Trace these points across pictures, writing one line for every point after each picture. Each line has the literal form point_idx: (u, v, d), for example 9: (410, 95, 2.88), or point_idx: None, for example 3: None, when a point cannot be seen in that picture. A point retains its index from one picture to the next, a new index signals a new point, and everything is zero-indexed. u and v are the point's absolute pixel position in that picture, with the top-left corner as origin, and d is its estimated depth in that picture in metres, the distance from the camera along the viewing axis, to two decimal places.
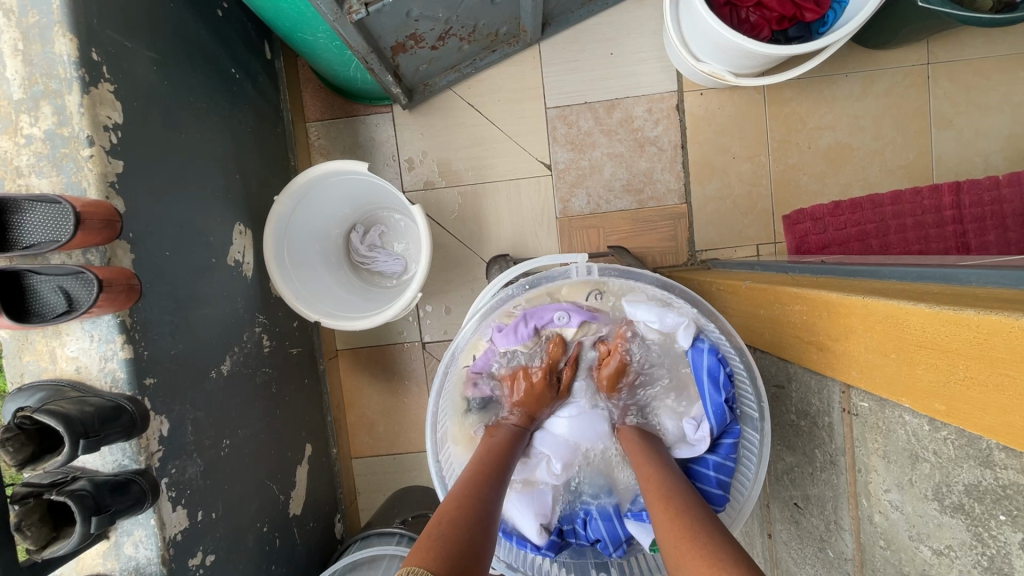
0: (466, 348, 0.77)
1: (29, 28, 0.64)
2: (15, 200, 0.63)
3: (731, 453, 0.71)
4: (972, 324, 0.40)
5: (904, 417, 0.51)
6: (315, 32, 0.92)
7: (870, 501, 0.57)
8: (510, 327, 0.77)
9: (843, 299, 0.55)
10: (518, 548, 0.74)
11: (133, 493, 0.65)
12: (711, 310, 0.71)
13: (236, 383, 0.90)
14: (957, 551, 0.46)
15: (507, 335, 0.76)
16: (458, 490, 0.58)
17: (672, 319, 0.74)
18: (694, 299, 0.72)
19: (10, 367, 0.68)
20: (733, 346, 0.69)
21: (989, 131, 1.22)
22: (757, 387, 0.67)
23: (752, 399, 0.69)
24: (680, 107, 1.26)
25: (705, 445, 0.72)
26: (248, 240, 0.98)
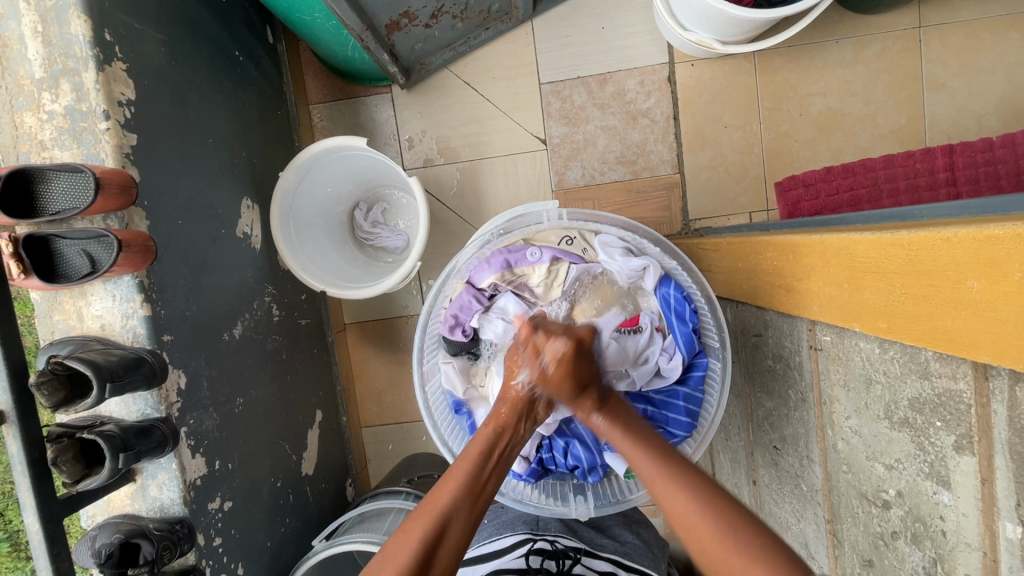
0: (447, 289, 0.81)
1: (47, 11, 0.69)
2: (40, 170, 0.69)
3: (699, 384, 0.76)
4: (905, 243, 0.43)
5: (859, 344, 0.54)
6: (312, 11, 0.96)
7: (834, 430, 0.61)
8: (484, 265, 0.78)
9: (806, 239, 0.58)
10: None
11: (155, 437, 0.71)
12: (674, 250, 0.76)
13: (247, 346, 0.96)
14: (905, 463, 0.50)
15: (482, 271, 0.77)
16: (440, 495, 0.60)
17: (638, 262, 0.75)
18: (655, 238, 0.77)
19: (42, 326, 0.74)
20: (697, 285, 0.75)
21: (982, 92, 1.23)
22: (717, 318, 0.74)
23: (713, 331, 0.75)
24: (671, 78, 1.28)
25: (676, 374, 0.76)
26: (255, 214, 1.04)
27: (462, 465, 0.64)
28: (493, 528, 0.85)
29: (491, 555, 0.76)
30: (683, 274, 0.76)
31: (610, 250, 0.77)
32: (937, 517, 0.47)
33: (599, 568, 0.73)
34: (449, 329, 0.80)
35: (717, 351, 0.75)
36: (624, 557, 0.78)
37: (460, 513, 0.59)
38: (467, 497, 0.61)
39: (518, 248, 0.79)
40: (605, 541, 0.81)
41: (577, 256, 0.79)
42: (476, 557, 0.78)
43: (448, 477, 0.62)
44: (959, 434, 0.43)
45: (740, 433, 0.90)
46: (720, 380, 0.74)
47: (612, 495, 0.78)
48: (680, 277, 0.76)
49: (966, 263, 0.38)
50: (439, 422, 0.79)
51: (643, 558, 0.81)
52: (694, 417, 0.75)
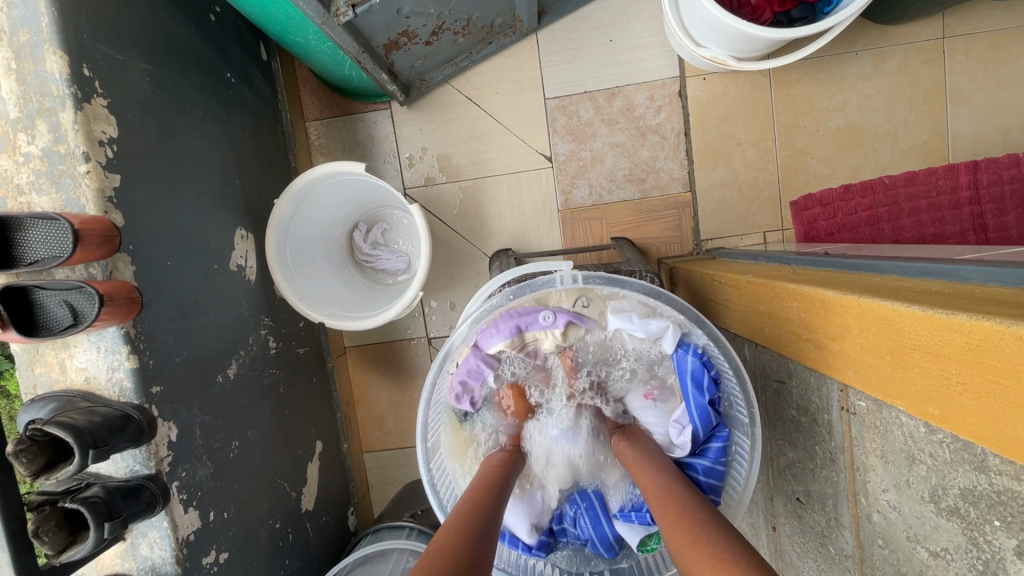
0: (454, 356, 0.76)
1: (20, 47, 0.65)
2: (17, 217, 0.64)
3: (720, 456, 0.69)
4: (964, 329, 0.38)
5: (901, 418, 0.50)
6: (306, 34, 0.91)
7: (869, 500, 0.57)
8: (492, 330, 0.74)
9: (839, 297, 0.54)
10: (509, 550, 0.74)
11: (144, 498, 0.67)
12: (696, 316, 0.70)
13: (243, 385, 0.92)
14: (954, 554, 0.46)
15: (490, 337, 0.74)
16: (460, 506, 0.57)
17: (657, 327, 0.72)
18: (677, 302, 0.71)
19: (23, 379, 0.70)
20: (722, 351, 0.69)
21: (1008, 106, 1.17)
22: (743, 387, 0.68)
23: (740, 404, 0.69)
24: (682, 93, 1.23)
25: (690, 449, 0.70)
26: (250, 244, 1.00)
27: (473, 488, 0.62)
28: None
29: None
30: (707, 342, 0.71)
31: (627, 315, 0.72)
32: None
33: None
34: (456, 398, 0.76)
35: (744, 425, 0.69)
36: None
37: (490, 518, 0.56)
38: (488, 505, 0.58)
39: (529, 311, 0.74)
40: None
41: (591, 321, 0.76)
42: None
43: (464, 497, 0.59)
44: (1021, 539, 0.39)
45: (758, 476, 0.86)
46: (749, 456, 0.69)
47: (630, 574, 0.73)
48: (703, 344, 0.71)
49: None
50: (446, 501, 0.73)
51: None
52: (716, 493, 0.69)
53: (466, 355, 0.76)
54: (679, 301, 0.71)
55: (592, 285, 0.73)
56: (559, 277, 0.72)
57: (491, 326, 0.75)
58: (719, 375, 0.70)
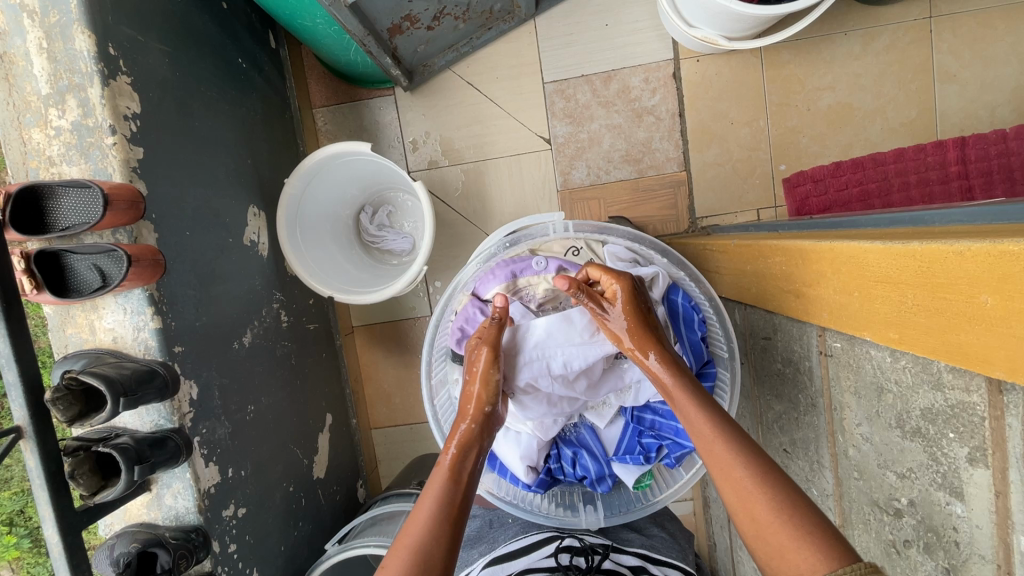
0: (453, 302, 0.80)
1: (51, 27, 0.70)
2: (50, 186, 0.70)
3: (708, 395, 0.75)
4: (916, 255, 0.43)
5: (870, 352, 0.53)
6: (315, 17, 0.96)
7: (845, 437, 0.61)
8: (489, 274, 0.78)
9: (814, 245, 0.58)
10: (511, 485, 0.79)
11: (169, 448, 0.72)
12: (680, 260, 0.76)
13: (257, 354, 0.96)
14: (917, 473, 0.50)
15: (487, 280, 0.78)
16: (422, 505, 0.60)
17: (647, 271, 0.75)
18: (660, 248, 0.77)
19: (55, 339, 0.75)
20: (704, 293, 0.75)
21: (995, 83, 1.20)
22: (726, 328, 0.73)
23: (722, 340, 0.74)
24: (677, 75, 1.27)
25: None
26: (262, 221, 1.04)
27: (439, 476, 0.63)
28: (518, 527, 0.85)
29: (517, 550, 0.75)
30: (691, 283, 0.76)
31: (618, 261, 0.76)
32: (950, 528, 0.47)
33: (627, 563, 0.73)
34: (456, 342, 0.78)
35: (725, 360, 0.74)
36: (650, 550, 0.77)
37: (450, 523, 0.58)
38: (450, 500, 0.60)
39: (523, 258, 0.79)
40: (631, 536, 0.81)
41: (583, 267, 0.78)
42: (503, 553, 0.76)
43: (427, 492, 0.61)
44: (972, 446, 0.43)
45: (749, 434, 0.90)
46: (729, 390, 0.74)
47: (622, 504, 0.78)
48: (688, 287, 0.76)
49: (981, 277, 0.37)
50: (449, 436, 0.79)
51: (671, 550, 0.80)
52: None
53: (465, 303, 0.79)
54: (662, 246, 0.77)
55: (582, 234, 0.79)
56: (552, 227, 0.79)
57: (489, 273, 0.79)
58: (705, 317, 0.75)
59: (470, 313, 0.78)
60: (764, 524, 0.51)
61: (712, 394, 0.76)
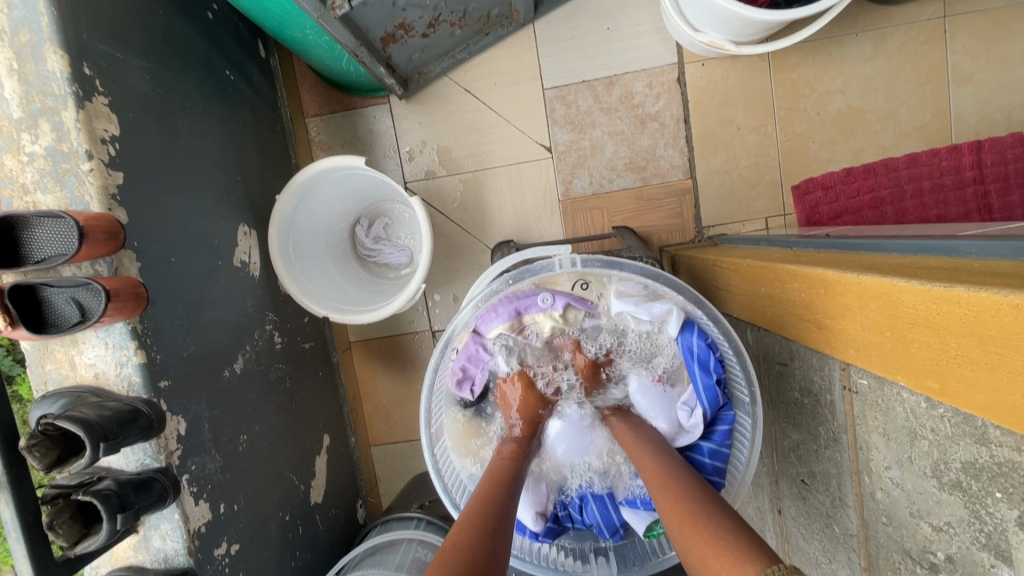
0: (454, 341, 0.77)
1: (21, 47, 0.65)
2: (23, 217, 0.65)
3: (726, 439, 0.71)
4: (961, 301, 0.39)
5: (902, 395, 0.50)
6: (304, 29, 0.92)
7: (872, 478, 0.57)
8: (492, 312, 0.75)
9: (839, 276, 0.54)
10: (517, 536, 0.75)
11: (155, 490, 0.69)
12: (696, 297, 0.72)
13: (249, 380, 0.93)
14: (956, 528, 0.46)
15: (489, 320, 0.75)
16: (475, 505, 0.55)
17: (659, 309, 0.72)
18: (675, 284, 0.73)
19: (33, 376, 0.71)
20: (722, 331, 0.71)
21: (1012, 85, 1.16)
22: (745, 370, 0.69)
23: (742, 383, 0.70)
24: (681, 79, 1.23)
25: (700, 431, 0.70)
26: (253, 241, 1.00)
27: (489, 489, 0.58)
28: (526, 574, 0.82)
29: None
30: (708, 322, 0.72)
31: (628, 299, 0.73)
32: None
33: None
34: (458, 383, 0.77)
35: (746, 405, 0.70)
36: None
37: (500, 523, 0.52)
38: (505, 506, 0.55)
39: (527, 294, 0.76)
40: None
41: (589, 306, 0.78)
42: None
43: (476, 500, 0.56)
44: (1022, 510, 0.39)
45: (763, 459, 0.86)
46: (751, 436, 0.70)
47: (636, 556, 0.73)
48: (704, 324, 0.72)
49: None
50: (450, 486, 0.74)
51: None
52: (721, 475, 0.70)
53: (467, 342, 0.77)
54: (677, 282, 0.73)
55: (591, 268, 0.74)
56: (558, 261, 0.73)
57: (491, 310, 0.76)
58: (724, 356, 0.71)
59: (473, 352, 0.76)
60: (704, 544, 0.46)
61: (731, 438, 0.71)
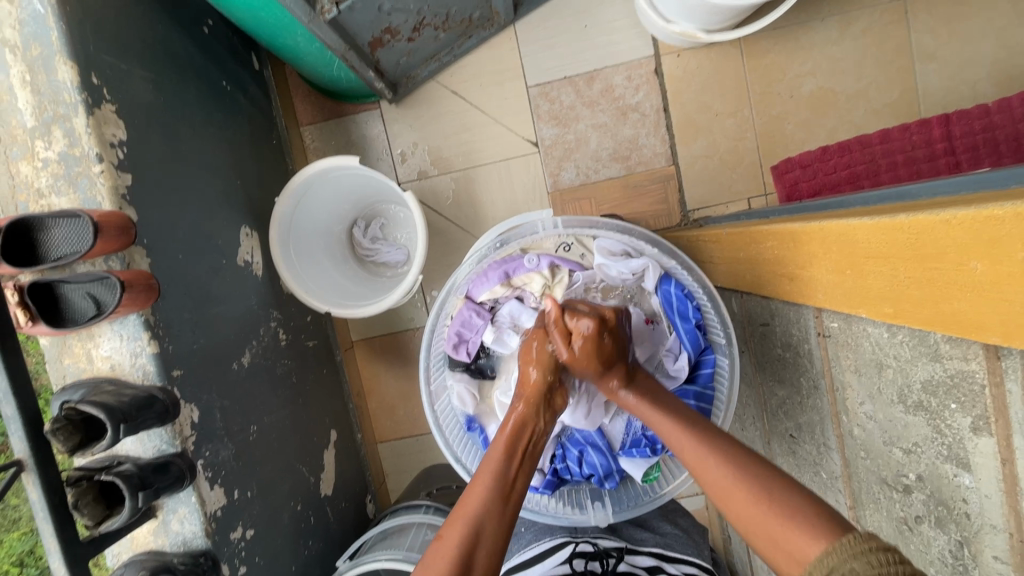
0: (448, 306, 0.81)
1: (33, 60, 0.70)
2: (40, 218, 0.70)
3: (709, 381, 0.75)
4: (904, 227, 0.43)
5: (867, 330, 0.53)
6: (295, 36, 0.96)
7: (849, 416, 0.60)
8: (481, 275, 0.79)
9: (805, 227, 0.58)
10: None
11: (173, 472, 0.72)
12: (671, 249, 0.76)
13: (257, 373, 0.96)
14: (923, 447, 0.49)
15: (479, 282, 0.78)
16: (472, 498, 0.61)
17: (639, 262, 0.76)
18: (652, 240, 0.78)
19: (53, 370, 0.75)
20: (696, 281, 0.75)
21: (975, 59, 1.21)
22: (720, 314, 0.74)
23: (717, 327, 0.75)
24: (658, 71, 1.28)
25: (684, 374, 0.76)
26: (255, 241, 1.05)
27: (482, 480, 0.63)
28: (532, 534, 0.83)
29: (534, 558, 0.75)
30: (684, 273, 0.76)
31: (610, 255, 0.77)
32: (960, 500, 0.46)
33: (643, 564, 0.72)
34: (453, 348, 0.79)
35: (723, 346, 0.75)
36: (665, 548, 0.77)
37: (491, 519, 0.59)
38: (495, 503, 0.61)
39: (515, 258, 0.79)
40: (645, 536, 0.81)
41: (575, 262, 0.79)
42: (520, 563, 0.76)
43: (469, 494, 0.62)
44: (974, 416, 0.43)
45: (755, 422, 0.89)
46: (730, 377, 0.75)
47: (632, 499, 0.79)
48: (680, 275, 0.76)
49: (969, 244, 0.37)
50: (451, 440, 0.80)
51: (687, 547, 0.80)
52: (705, 415, 0.74)
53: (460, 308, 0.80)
54: (654, 238, 0.77)
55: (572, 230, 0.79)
56: (541, 225, 0.80)
57: (482, 275, 0.80)
58: (700, 305, 0.76)
59: (465, 317, 0.80)
60: (739, 503, 0.54)
61: (713, 380, 0.76)
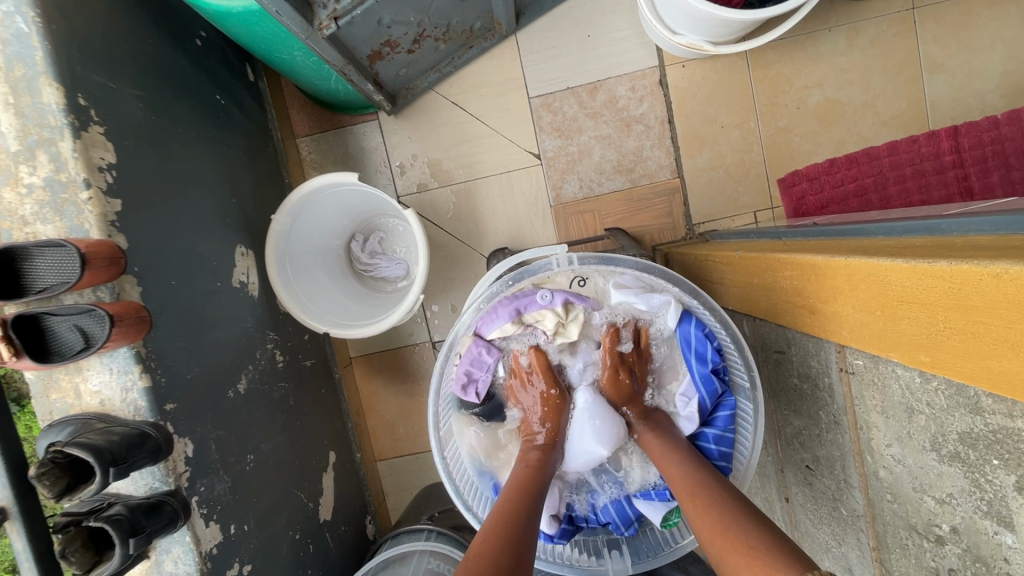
0: (457, 344, 0.78)
1: (16, 82, 0.67)
2: (25, 247, 0.66)
3: (729, 423, 0.73)
4: (946, 276, 0.40)
5: (897, 371, 0.51)
6: (292, 50, 0.93)
7: (874, 457, 0.58)
8: (490, 312, 0.76)
9: (829, 261, 0.56)
10: None
11: (166, 513, 0.69)
12: (692, 288, 0.74)
13: (254, 399, 0.93)
14: (958, 499, 0.47)
15: (489, 321, 0.75)
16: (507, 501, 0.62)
17: (658, 299, 0.74)
18: (671, 277, 0.75)
19: (39, 406, 0.71)
20: (717, 319, 0.73)
21: (984, 71, 1.19)
22: (744, 357, 0.71)
23: (741, 370, 0.71)
24: (663, 81, 1.25)
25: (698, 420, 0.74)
26: (251, 261, 1.01)
27: (513, 486, 0.65)
28: None
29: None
30: (704, 312, 0.74)
31: (627, 294, 0.74)
32: (1000, 559, 0.44)
33: None
34: (462, 388, 0.77)
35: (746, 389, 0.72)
36: None
37: (525, 538, 0.56)
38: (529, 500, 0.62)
39: (527, 294, 0.76)
40: None
41: (589, 300, 0.78)
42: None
43: (503, 498, 0.63)
44: (1019, 474, 0.41)
45: (767, 449, 0.87)
46: (753, 420, 0.72)
47: (650, 548, 0.75)
48: (700, 314, 0.74)
49: (1022, 301, 0.35)
50: (462, 488, 0.75)
51: None
52: (728, 459, 0.72)
53: (468, 346, 0.77)
54: (674, 276, 0.74)
55: (587, 266, 0.75)
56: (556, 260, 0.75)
57: (492, 312, 0.76)
58: (720, 345, 0.73)
59: (474, 356, 0.77)
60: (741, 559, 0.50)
61: (733, 422, 0.73)
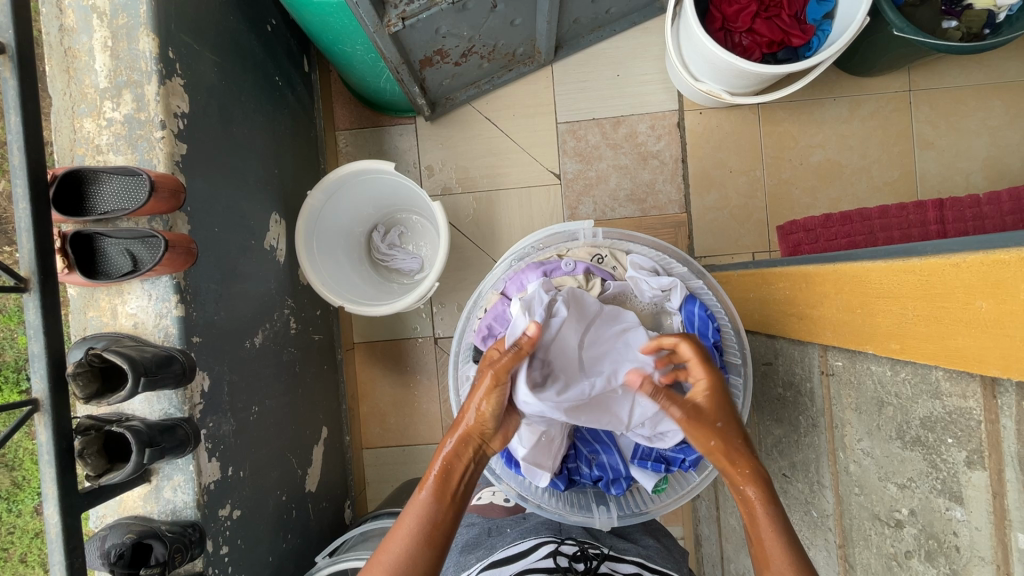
0: (483, 299, 0.85)
1: (118, 28, 0.75)
2: (94, 171, 0.73)
3: None
4: (917, 269, 0.48)
5: (871, 367, 0.58)
6: (354, 43, 1.03)
7: (846, 453, 0.63)
8: (518, 272, 0.83)
9: (819, 268, 0.63)
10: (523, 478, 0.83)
11: (179, 435, 0.72)
12: (699, 271, 0.82)
13: (266, 356, 0.98)
14: (917, 481, 0.52)
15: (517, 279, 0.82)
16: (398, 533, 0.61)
17: (668, 279, 0.79)
18: (682, 258, 0.83)
19: (76, 321, 0.76)
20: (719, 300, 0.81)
21: (970, 152, 1.32)
22: (737, 335, 0.79)
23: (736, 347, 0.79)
24: (680, 124, 1.37)
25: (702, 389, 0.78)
26: (282, 229, 1.08)
27: (414, 509, 0.63)
28: (518, 532, 0.84)
29: (515, 553, 0.75)
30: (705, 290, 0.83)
31: (640, 269, 0.82)
32: (951, 533, 0.49)
33: (625, 570, 0.71)
34: (482, 339, 0.82)
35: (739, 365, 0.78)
36: (646, 560, 0.77)
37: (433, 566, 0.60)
38: (428, 529, 0.61)
39: (553, 261, 0.84)
40: (627, 546, 0.80)
41: (607, 273, 0.84)
42: (499, 558, 0.75)
43: (404, 518, 0.62)
44: (969, 449, 0.46)
45: None
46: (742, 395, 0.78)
47: (635, 506, 0.83)
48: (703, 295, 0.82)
49: (976, 285, 0.42)
50: None
51: (666, 560, 0.80)
52: None
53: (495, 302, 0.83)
54: (684, 257, 0.82)
55: (609, 241, 0.86)
56: (582, 233, 0.86)
57: (519, 273, 0.84)
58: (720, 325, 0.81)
59: (499, 311, 0.82)
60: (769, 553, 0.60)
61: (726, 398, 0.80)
